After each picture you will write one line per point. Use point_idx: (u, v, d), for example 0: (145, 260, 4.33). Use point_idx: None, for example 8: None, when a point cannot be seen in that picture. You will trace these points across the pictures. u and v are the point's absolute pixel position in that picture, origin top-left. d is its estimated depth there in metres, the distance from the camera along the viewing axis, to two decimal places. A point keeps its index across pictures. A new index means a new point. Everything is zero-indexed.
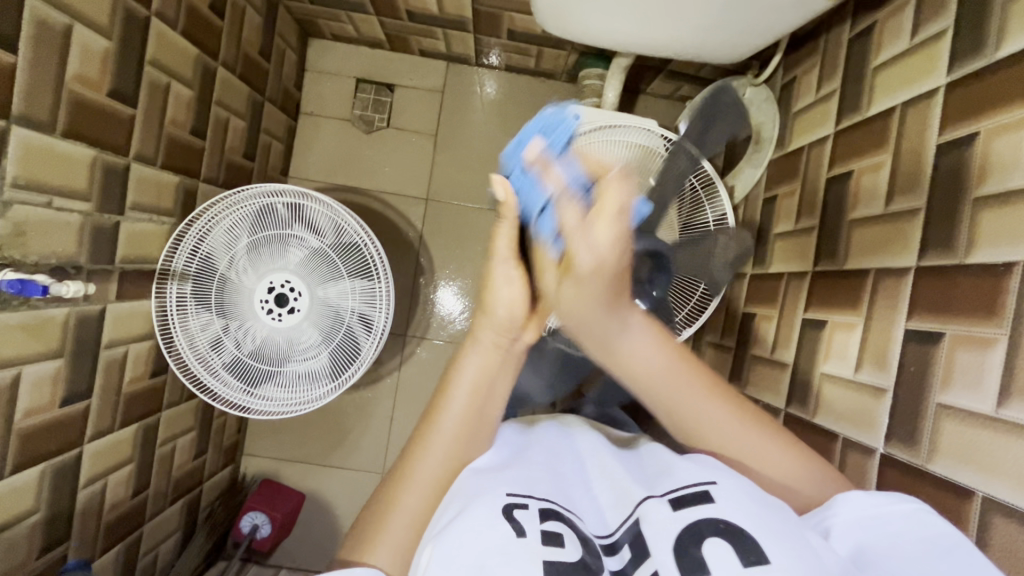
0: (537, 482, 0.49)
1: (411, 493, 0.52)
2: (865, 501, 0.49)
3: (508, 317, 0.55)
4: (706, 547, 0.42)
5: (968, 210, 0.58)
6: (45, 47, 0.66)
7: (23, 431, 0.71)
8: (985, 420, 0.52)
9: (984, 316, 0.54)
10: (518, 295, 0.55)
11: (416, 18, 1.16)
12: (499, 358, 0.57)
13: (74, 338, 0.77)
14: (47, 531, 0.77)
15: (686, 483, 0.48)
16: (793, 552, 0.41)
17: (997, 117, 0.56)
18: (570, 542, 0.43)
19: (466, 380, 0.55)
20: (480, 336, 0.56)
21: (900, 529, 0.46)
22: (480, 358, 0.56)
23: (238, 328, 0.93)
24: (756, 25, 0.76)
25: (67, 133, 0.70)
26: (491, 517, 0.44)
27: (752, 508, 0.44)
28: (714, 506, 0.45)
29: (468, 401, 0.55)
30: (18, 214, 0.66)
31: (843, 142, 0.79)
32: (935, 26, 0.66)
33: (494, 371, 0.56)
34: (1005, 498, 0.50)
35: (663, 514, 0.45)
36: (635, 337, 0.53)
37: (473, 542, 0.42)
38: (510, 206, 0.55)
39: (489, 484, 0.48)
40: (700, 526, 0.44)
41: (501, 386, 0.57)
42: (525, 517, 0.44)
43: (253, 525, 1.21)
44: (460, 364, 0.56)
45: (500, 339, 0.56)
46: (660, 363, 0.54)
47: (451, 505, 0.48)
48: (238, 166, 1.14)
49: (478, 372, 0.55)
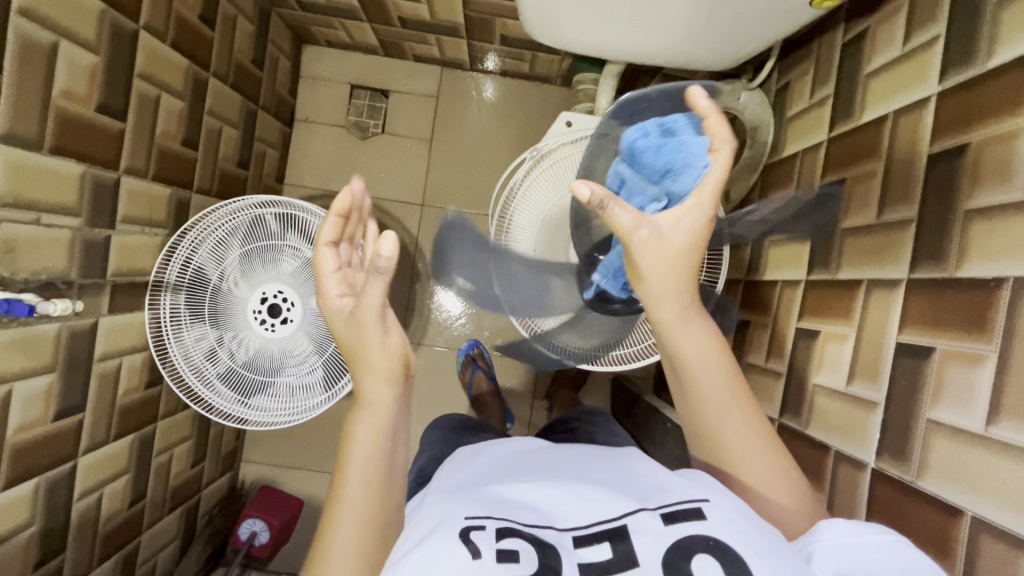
0: (496, 503, 0.48)
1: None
2: (844, 528, 0.47)
3: (387, 363, 0.47)
4: (693, 562, 0.42)
5: (960, 222, 0.57)
6: (32, 65, 0.66)
7: (15, 446, 0.71)
8: (974, 437, 0.51)
9: (975, 333, 0.53)
10: (392, 336, 0.47)
11: (408, 24, 1.15)
12: (392, 409, 0.48)
13: (66, 353, 0.77)
14: (42, 544, 0.77)
15: (680, 499, 0.47)
16: (779, 570, 0.41)
17: (988, 129, 0.55)
18: (526, 558, 0.42)
19: (360, 448, 0.47)
20: (370, 395, 0.47)
21: (880, 556, 0.44)
22: (372, 420, 0.47)
23: (233, 338, 0.93)
24: (747, 32, 0.75)
25: (54, 149, 0.70)
26: (450, 541, 0.42)
27: (740, 526, 0.44)
28: (705, 523, 0.44)
29: (368, 466, 0.47)
30: (7, 232, 0.66)
31: (836, 150, 0.78)
32: (927, 33, 0.65)
33: (392, 420, 0.48)
34: (995, 519, 0.49)
35: (654, 528, 0.45)
36: (692, 337, 0.54)
37: (428, 568, 0.40)
38: (397, 266, 0.44)
39: (446, 509, 0.46)
40: (691, 542, 0.43)
41: (401, 436, 0.49)
42: (481, 537, 0.43)
43: (251, 532, 1.21)
44: (354, 424, 0.48)
45: (390, 394, 0.48)
46: (709, 364, 0.54)
47: (409, 535, 0.45)
48: (233, 175, 1.14)
49: (377, 425, 0.47)
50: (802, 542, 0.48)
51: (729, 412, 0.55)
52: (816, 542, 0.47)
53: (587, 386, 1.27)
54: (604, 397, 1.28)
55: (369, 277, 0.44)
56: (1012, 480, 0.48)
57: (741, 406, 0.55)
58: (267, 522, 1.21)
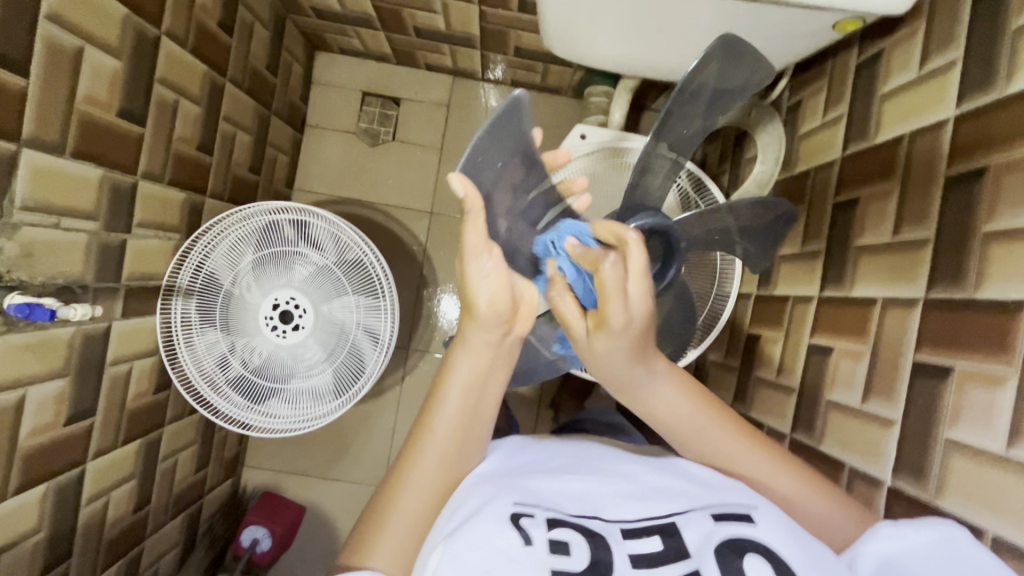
0: (545, 490, 0.48)
1: (408, 496, 0.51)
2: (889, 532, 0.50)
3: (493, 315, 0.50)
4: (746, 560, 0.42)
5: (978, 244, 0.58)
6: (57, 71, 0.66)
7: (26, 451, 0.70)
8: (995, 458, 0.52)
9: (995, 355, 0.53)
10: (499, 287, 0.50)
11: (422, 34, 1.16)
12: (491, 356, 0.53)
13: (79, 357, 0.77)
14: (49, 549, 0.77)
15: (728, 502, 0.48)
16: (822, 572, 0.42)
17: (1007, 154, 0.56)
18: (577, 551, 0.43)
19: (459, 381, 0.52)
20: (470, 337, 0.52)
21: (928, 555, 0.48)
22: (471, 359, 0.52)
23: (244, 345, 0.93)
24: (766, 52, 0.76)
25: (76, 153, 0.71)
26: (500, 527, 0.43)
27: (786, 535, 0.45)
28: (755, 527, 0.45)
29: (460, 403, 0.52)
30: (26, 236, 0.66)
31: (850, 168, 0.79)
32: (944, 57, 0.66)
33: (485, 370, 0.53)
34: (1015, 540, 0.50)
35: (704, 524, 0.45)
36: (659, 388, 0.56)
37: (480, 551, 0.42)
38: (476, 200, 0.49)
39: (495, 492, 0.47)
40: (743, 541, 0.44)
41: (495, 384, 0.54)
42: (532, 524, 0.44)
43: (253, 539, 1.20)
44: (449, 367, 0.53)
45: (490, 339, 0.52)
46: (689, 414, 0.56)
47: (457, 511, 0.47)
48: (245, 180, 1.14)
49: (470, 374, 0.52)
50: (850, 544, 0.51)
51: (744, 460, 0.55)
52: (864, 544, 0.50)
53: (593, 396, 1.27)
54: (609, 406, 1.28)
55: (466, 223, 0.50)
56: None
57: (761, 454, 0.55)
58: (269, 529, 1.20)
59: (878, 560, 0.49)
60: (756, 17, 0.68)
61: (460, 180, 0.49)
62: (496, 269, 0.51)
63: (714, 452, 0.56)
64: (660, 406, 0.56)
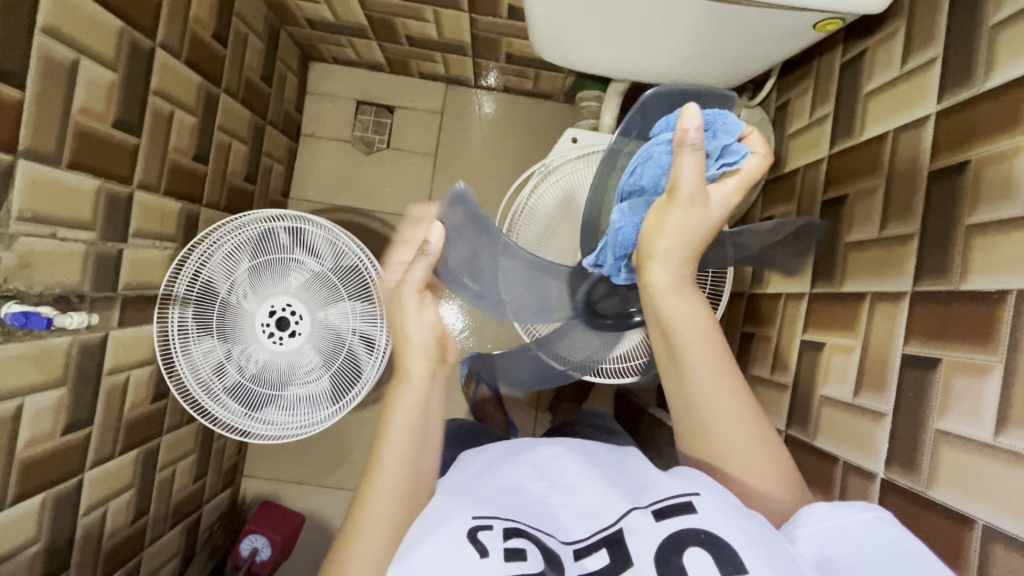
0: (503, 503, 0.48)
1: (364, 536, 0.49)
2: (826, 511, 0.47)
3: (422, 345, 0.58)
4: (686, 556, 0.42)
5: (962, 236, 0.58)
6: (52, 82, 0.67)
7: (25, 460, 0.71)
8: (983, 447, 0.53)
9: (982, 344, 0.54)
10: (433, 324, 0.60)
11: (415, 42, 1.18)
12: (429, 388, 0.57)
13: (76, 366, 0.77)
14: (48, 559, 0.77)
15: (668, 493, 0.47)
16: (769, 559, 0.41)
17: (987, 147, 0.57)
18: (533, 556, 0.43)
19: (400, 417, 0.54)
20: (411, 375, 0.56)
21: (864, 536, 0.45)
22: (410, 394, 0.55)
23: (241, 352, 0.93)
24: (750, 53, 0.77)
25: (72, 164, 0.71)
26: (455, 542, 0.43)
27: (730, 518, 0.44)
28: (697, 517, 0.44)
29: (405, 435, 0.53)
30: (23, 246, 0.67)
31: (837, 166, 0.81)
32: (925, 54, 0.67)
33: (424, 403, 0.56)
34: (1004, 526, 0.50)
35: (648, 525, 0.45)
36: (682, 300, 0.55)
37: (435, 568, 0.42)
38: (438, 251, 0.61)
39: (454, 506, 0.47)
40: (682, 536, 0.44)
41: (433, 412, 0.57)
42: (489, 537, 0.44)
43: (252, 549, 1.19)
44: (391, 406, 0.55)
45: (430, 371, 0.57)
46: (694, 334, 0.55)
47: (421, 526, 0.47)
48: (241, 190, 1.15)
49: (410, 408, 0.55)
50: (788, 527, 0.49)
51: (732, 414, 0.53)
52: (802, 526, 0.48)
53: (591, 397, 1.27)
54: (608, 407, 1.28)
55: (417, 263, 0.61)
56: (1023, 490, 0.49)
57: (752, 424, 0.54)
58: (268, 538, 1.20)
59: (815, 540, 0.46)
60: (741, 18, 0.69)
61: (435, 231, 0.62)
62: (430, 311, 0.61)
63: (704, 398, 0.54)
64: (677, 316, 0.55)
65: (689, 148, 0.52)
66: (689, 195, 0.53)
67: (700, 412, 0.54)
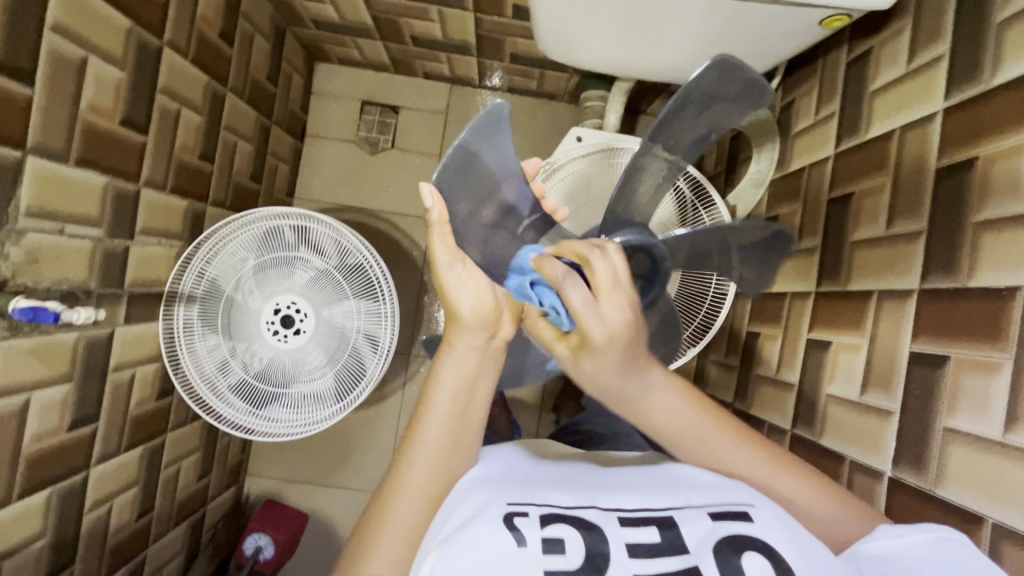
0: (535, 491, 0.48)
1: (399, 506, 0.50)
2: (886, 532, 0.49)
3: (477, 319, 0.55)
4: (745, 558, 0.42)
5: (970, 233, 0.58)
6: (61, 79, 0.67)
7: (32, 455, 0.71)
8: (992, 444, 0.52)
9: (990, 341, 0.54)
10: (482, 298, 0.56)
11: (420, 43, 1.18)
12: (479, 359, 0.56)
13: (83, 361, 0.78)
14: (53, 555, 0.77)
15: (724, 501, 0.47)
16: (804, 561, 0.42)
17: (995, 144, 0.57)
18: (572, 548, 0.43)
19: (446, 390, 0.54)
20: (456, 342, 0.56)
21: (923, 553, 0.47)
22: (459, 364, 0.55)
23: (245, 350, 0.94)
24: (754, 51, 0.77)
25: (80, 161, 0.72)
26: (492, 526, 0.43)
27: (785, 533, 0.44)
28: (753, 526, 0.45)
29: (450, 405, 0.54)
30: (31, 242, 0.68)
31: (843, 165, 0.80)
32: (932, 51, 0.67)
33: (473, 374, 0.55)
34: (1014, 525, 0.50)
35: (703, 523, 0.45)
36: (662, 399, 0.56)
37: (478, 543, 0.42)
38: (443, 213, 0.56)
39: (487, 498, 0.47)
40: (742, 539, 0.43)
41: (484, 386, 0.56)
42: (525, 524, 0.44)
43: (256, 547, 1.19)
44: (438, 373, 0.55)
45: (477, 343, 0.56)
46: (685, 419, 0.56)
47: (448, 521, 0.47)
48: (246, 188, 1.16)
49: (458, 377, 0.55)
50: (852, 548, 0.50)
51: (743, 465, 0.55)
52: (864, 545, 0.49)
53: None
54: None
55: (432, 232, 0.56)
56: None
57: (769, 462, 0.55)
58: (272, 537, 1.20)
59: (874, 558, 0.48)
60: (748, 14, 0.69)
61: (431, 193, 0.55)
62: (476, 279, 0.57)
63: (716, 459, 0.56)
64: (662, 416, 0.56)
65: (567, 285, 0.48)
66: (588, 343, 0.49)
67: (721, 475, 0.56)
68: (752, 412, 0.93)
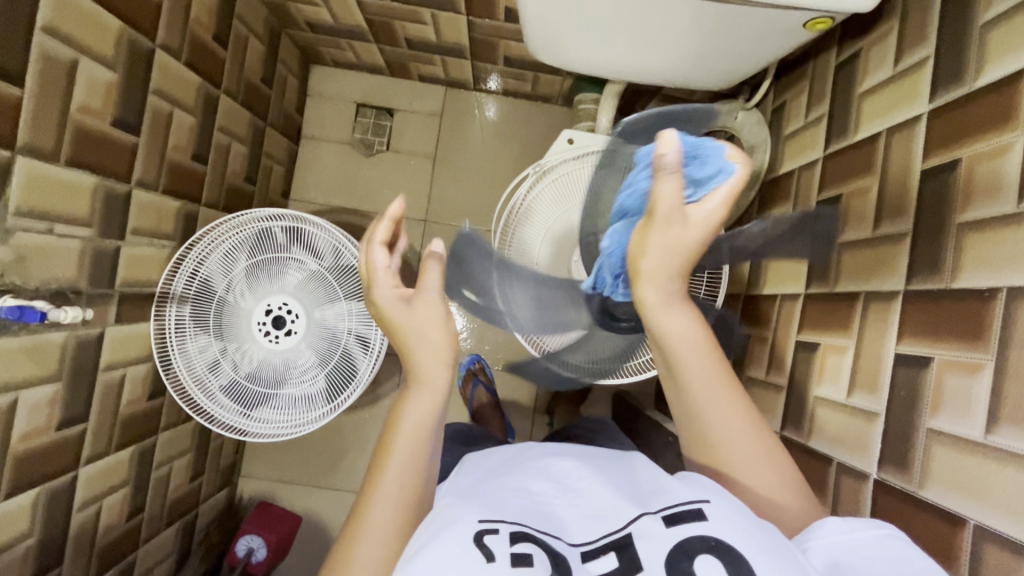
0: (508, 506, 0.47)
1: (362, 552, 0.45)
2: (837, 526, 0.46)
3: (439, 360, 0.52)
4: (696, 562, 0.42)
5: (954, 234, 0.58)
6: (52, 79, 0.68)
7: (19, 453, 0.71)
8: (974, 445, 0.52)
9: (973, 342, 0.54)
10: (440, 333, 0.52)
11: (414, 45, 1.19)
12: (440, 399, 0.52)
13: (72, 361, 0.78)
14: (41, 554, 0.77)
15: (680, 499, 0.47)
16: (779, 567, 0.41)
17: (977, 146, 0.57)
18: (540, 561, 0.42)
19: (407, 430, 0.50)
20: (415, 384, 0.52)
21: (873, 552, 0.44)
22: (420, 403, 0.51)
23: (236, 350, 0.93)
24: (743, 54, 0.78)
25: (70, 160, 0.72)
26: (461, 543, 0.42)
27: (740, 525, 0.43)
28: (706, 525, 0.43)
29: (412, 451, 0.49)
30: (20, 241, 0.68)
31: (831, 167, 0.81)
32: (917, 54, 0.67)
33: (437, 415, 0.51)
34: (996, 526, 0.49)
35: (657, 532, 0.44)
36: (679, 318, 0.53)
37: (442, 570, 0.41)
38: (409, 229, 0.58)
39: (459, 512, 0.46)
40: (692, 543, 0.43)
41: (445, 424, 0.52)
42: (496, 541, 0.43)
43: (248, 548, 1.19)
44: (398, 417, 0.51)
45: (436, 383, 0.52)
46: (691, 350, 0.53)
47: (424, 533, 0.45)
48: (240, 190, 1.16)
49: (420, 418, 0.50)
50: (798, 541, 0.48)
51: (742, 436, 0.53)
52: (811, 539, 0.47)
53: (588, 400, 1.27)
54: (606, 410, 1.28)
55: (430, 266, 0.54)
56: (1014, 490, 0.48)
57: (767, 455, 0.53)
58: (264, 539, 1.19)
59: (826, 559, 0.45)
60: (734, 17, 0.69)
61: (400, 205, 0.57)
62: (437, 319, 0.53)
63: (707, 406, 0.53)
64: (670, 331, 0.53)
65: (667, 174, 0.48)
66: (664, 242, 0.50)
67: (698, 423, 0.53)
68: None
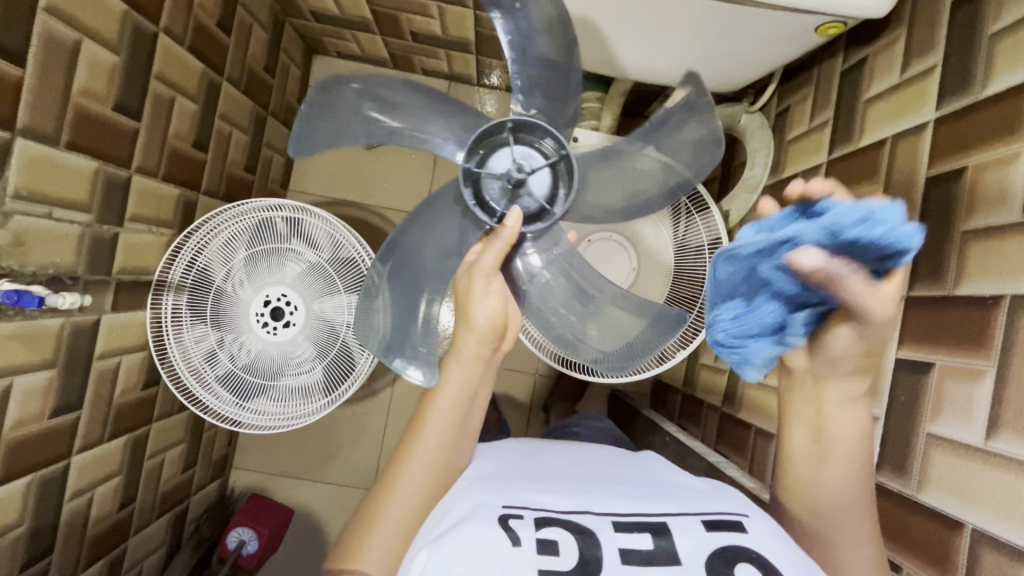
0: (537, 493, 0.49)
1: (396, 501, 0.52)
2: None
3: (487, 326, 0.60)
4: (737, 570, 0.44)
5: (958, 241, 0.59)
6: (54, 61, 0.67)
7: (11, 440, 0.70)
8: (974, 450, 0.53)
9: (975, 350, 0.54)
10: (495, 306, 0.60)
11: (419, 39, 1.18)
12: (480, 367, 0.60)
13: (67, 348, 0.77)
14: (30, 544, 0.76)
15: (719, 510, 0.49)
16: None
17: (983, 155, 0.58)
18: (566, 550, 0.44)
19: (449, 391, 0.58)
20: (463, 345, 0.60)
21: None
22: (461, 370, 0.59)
23: (233, 341, 0.92)
24: (751, 57, 0.78)
25: (69, 144, 0.71)
26: (490, 526, 0.45)
27: (777, 542, 0.47)
28: (747, 537, 0.46)
29: (451, 409, 0.57)
30: (18, 225, 0.67)
31: (836, 172, 0.81)
32: (925, 61, 0.68)
33: (474, 380, 0.59)
34: (999, 532, 0.50)
35: (696, 532, 0.47)
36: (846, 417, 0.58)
37: (470, 543, 0.43)
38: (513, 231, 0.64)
39: (487, 495, 0.49)
40: (734, 552, 0.45)
41: (481, 393, 0.60)
42: (520, 526, 0.46)
43: (239, 541, 1.17)
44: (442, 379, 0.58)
45: (481, 347, 0.60)
46: (839, 481, 0.57)
47: (445, 515, 0.48)
48: (240, 179, 1.15)
49: (459, 385, 0.58)
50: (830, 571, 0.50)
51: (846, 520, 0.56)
52: None
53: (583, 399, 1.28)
54: (601, 407, 1.29)
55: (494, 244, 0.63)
56: (1015, 494, 0.49)
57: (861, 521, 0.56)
58: (256, 532, 1.18)
59: None
60: (744, 19, 0.69)
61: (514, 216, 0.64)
62: (496, 290, 0.61)
63: (840, 524, 0.56)
64: (841, 431, 0.58)
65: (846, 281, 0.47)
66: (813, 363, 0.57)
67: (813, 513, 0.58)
68: (739, 416, 0.93)
